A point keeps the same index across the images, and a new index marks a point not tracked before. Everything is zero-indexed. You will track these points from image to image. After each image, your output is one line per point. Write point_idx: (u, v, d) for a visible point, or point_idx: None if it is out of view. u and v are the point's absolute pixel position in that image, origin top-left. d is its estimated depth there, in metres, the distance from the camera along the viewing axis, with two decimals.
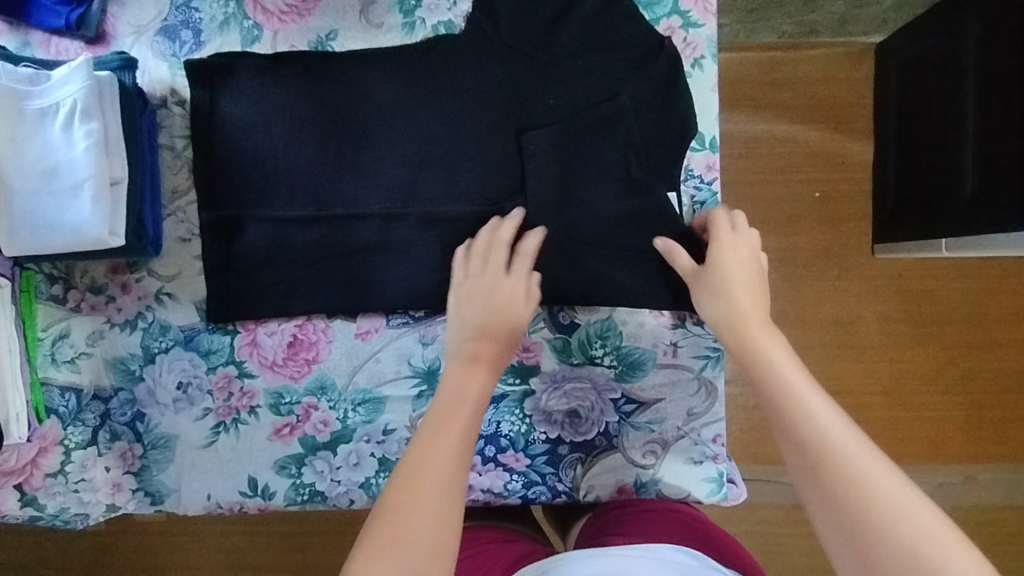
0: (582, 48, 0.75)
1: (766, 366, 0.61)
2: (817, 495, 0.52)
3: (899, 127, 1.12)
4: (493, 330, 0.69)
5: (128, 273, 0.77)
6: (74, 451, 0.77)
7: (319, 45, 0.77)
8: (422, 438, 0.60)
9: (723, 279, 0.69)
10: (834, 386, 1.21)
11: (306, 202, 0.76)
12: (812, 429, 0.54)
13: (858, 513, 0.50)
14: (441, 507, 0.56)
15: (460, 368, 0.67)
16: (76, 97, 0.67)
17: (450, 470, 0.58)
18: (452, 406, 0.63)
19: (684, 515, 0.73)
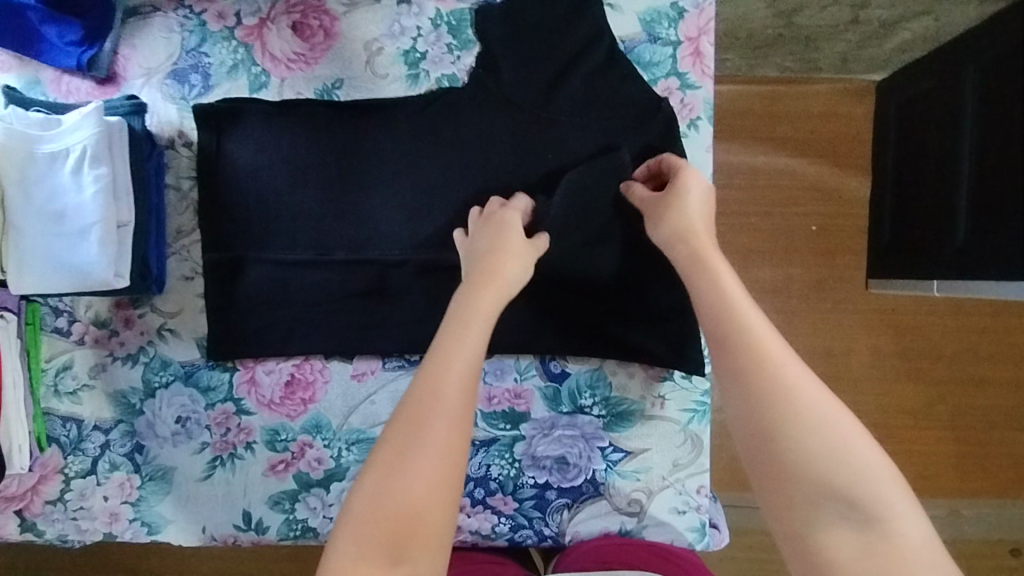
0: (582, 104, 0.77)
1: (714, 301, 0.62)
2: (750, 429, 0.57)
3: (895, 170, 1.13)
4: (497, 261, 0.67)
5: (132, 308, 0.79)
6: (73, 480, 0.79)
7: (325, 94, 0.79)
8: (428, 364, 0.59)
9: (684, 205, 0.70)
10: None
11: (310, 243, 0.78)
12: (758, 371, 0.57)
13: (785, 445, 0.54)
14: (446, 436, 0.56)
15: (473, 284, 0.66)
16: (86, 144, 0.69)
17: (458, 398, 0.57)
18: (462, 327, 0.62)
19: (662, 549, 0.77)
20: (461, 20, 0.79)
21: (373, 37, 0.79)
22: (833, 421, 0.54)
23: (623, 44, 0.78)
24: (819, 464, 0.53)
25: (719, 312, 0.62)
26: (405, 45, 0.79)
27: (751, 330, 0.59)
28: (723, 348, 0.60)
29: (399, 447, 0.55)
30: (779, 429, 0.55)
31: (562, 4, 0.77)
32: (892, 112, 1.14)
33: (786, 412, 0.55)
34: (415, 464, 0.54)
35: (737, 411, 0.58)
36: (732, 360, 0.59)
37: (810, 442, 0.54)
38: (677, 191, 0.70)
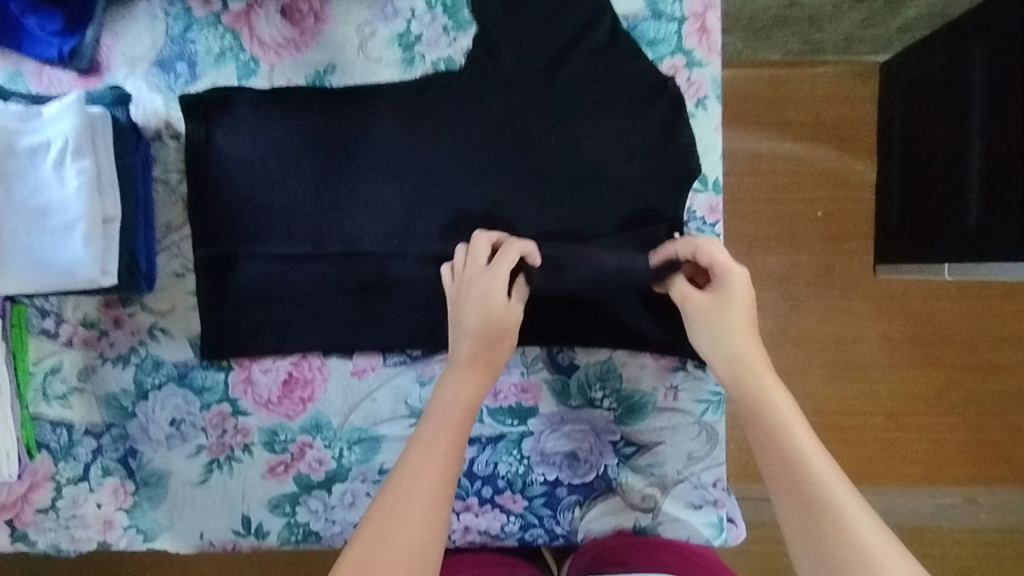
0: (584, 85, 0.74)
1: (752, 383, 0.62)
2: (796, 517, 0.55)
3: (902, 151, 1.10)
4: (488, 338, 0.66)
5: (121, 308, 0.76)
6: (65, 487, 0.76)
7: (317, 80, 0.76)
8: (408, 462, 0.59)
9: (731, 317, 0.65)
10: (836, 406, 1.20)
11: (304, 236, 0.75)
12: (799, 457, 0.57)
13: (831, 536, 0.53)
14: (418, 539, 0.54)
15: (457, 373, 0.66)
16: (68, 135, 0.66)
17: (435, 485, 0.57)
18: (444, 416, 0.62)
19: (682, 547, 0.74)
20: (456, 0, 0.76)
21: (364, 20, 0.75)
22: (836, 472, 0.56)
23: (625, 22, 0.74)
24: (861, 555, 0.51)
25: (755, 394, 0.61)
26: (398, 28, 0.75)
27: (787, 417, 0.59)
28: (760, 436, 0.60)
29: (376, 536, 0.54)
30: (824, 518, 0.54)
31: None
32: (898, 94, 1.11)
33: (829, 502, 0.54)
34: (387, 558, 0.53)
35: (779, 496, 0.57)
36: (771, 444, 0.59)
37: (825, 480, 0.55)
38: (721, 303, 0.65)
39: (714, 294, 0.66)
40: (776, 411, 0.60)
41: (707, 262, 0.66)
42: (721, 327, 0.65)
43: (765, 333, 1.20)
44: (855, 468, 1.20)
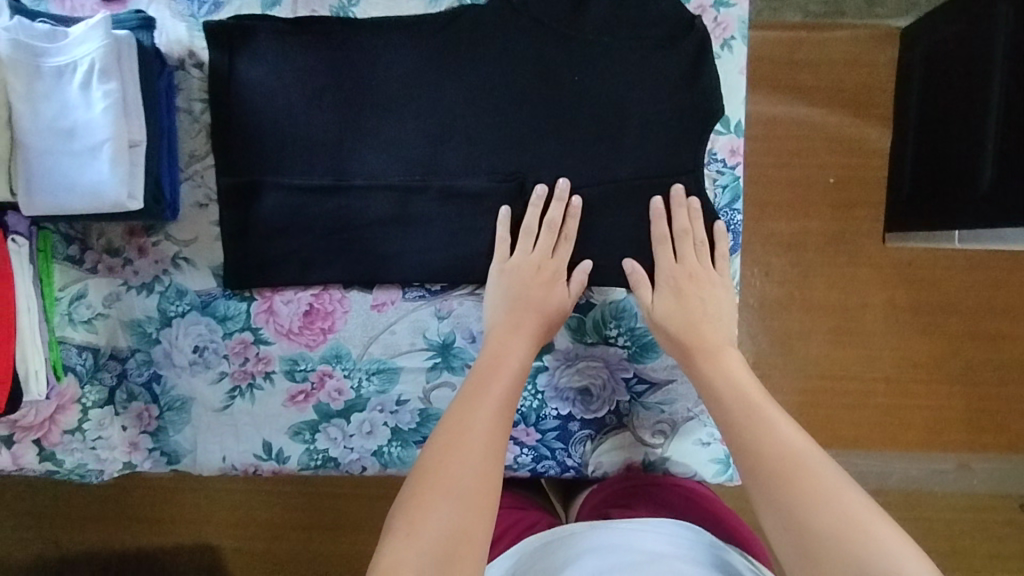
0: (609, 24, 0.73)
1: (717, 378, 0.67)
2: (764, 496, 0.57)
3: (919, 111, 1.10)
4: (536, 312, 0.72)
5: (145, 236, 0.77)
6: (91, 410, 0.78)
7: (341, 11, 0.76)
8: (462, 403, 0.65)
9: (693, 291, 0.72)
10: (837, 371, 1.22)
11: (327, 171, 0.76)
12: (764, 449, 0.60)
13: (791, 495, 0.56)
14: (480, 470, 0.60)
15: (504, 331, 0.71)
16: (94, 56, 0.66)
17: (486, 431, 0.63)
18: (489, 373, 0.68)
19: (688, 490, 0.76)
20: None
21: None
22: (791, 430, 0.61)
23: None
24: (811, 487, 0.55)
25: (721, 390, 0.66)
26: None
27: (762, 409, 0.63)
28: (729, 426, 0.64)
29: (435, 473, 0.59)
30: (791, 497, 0.56)
31: None
32: (918, 57, 1.10)
33: (797, 475, 0.57)
34: (452, 494, 0.58)
35: (750, 480, 0.59)
36: (742, 436, 0.62)
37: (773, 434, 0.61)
38: (686, 278, 0.73)
39: (685, 262, 0.73)
40: (739, 395, 0.65)
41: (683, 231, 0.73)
42: (677, 288, 0.72)
43: (770, 297, 1.21)
44: (853, 431, 1.22)
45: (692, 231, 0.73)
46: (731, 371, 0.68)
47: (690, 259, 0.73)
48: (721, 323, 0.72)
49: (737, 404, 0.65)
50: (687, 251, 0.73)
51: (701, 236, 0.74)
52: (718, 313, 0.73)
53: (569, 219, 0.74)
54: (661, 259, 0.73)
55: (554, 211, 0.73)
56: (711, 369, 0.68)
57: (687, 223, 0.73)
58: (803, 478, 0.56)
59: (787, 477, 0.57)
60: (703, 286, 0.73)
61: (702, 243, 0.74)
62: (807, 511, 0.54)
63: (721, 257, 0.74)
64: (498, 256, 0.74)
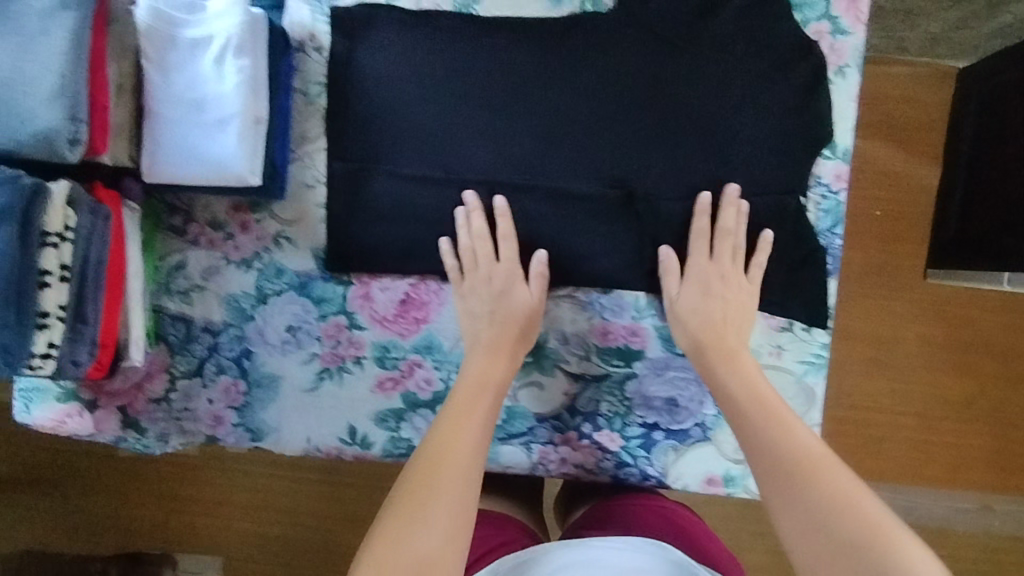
0: (731, 42, 0.73)
1: (730, 375, 0.69)
2: (783, 497, 0.59)
3: (970, 152, 1.10)
4: (507, 321, 0.74)
5: (249, 212, 0.77)
6: (180, 379, 0.79)
7: (464, 6, 0.75)
8: (444, 426, 0.67)
9: (720, 288, 0.73)
10: (875, 402, 1.22)
11: (434, 163, 0.76)
12: (780, 447, 0.62)
13: (806, 491, 0.58)
14: (456, 499, 0.62)
15: (484, 356, 0.72)
16: (232, 32, 0.66)
17: (467, 459, 0.65)
18: (468, 399, 0.69)
19: (672, 512, 0.79)
20: None
21: None
22: (800, 428, 0.63)
23: None
24: (826, 487, 0.57)
25: (742, 393, 0.68)
26: None
27: (778, 411, 0.65)
28: (748, 422, 0.65)
29: (413, 500, 0.61)
30: (806, 496, 0.58)
31: None
32: (976, 96, 1.10)
33: (815, 477, 0.58)
34: (427, 523, 0.60)
35: (765, 481, 0.61)
36: (752, 433, 0.64)
37: (781, 433, 0.63)
38: (716, 274, 0.73)
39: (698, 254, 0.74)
40: (753, 394, 0.67)
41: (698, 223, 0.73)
42: (707, 287, 0.72)
43: None
44: (892, 466, 1.22)
45: (736, 225, 0.73)
46: (754, 375, 0.69)
47: (722, 262, 0.73)
48: (740, 326, 0.73)
49: (749, 402, 0.67)
50: (698, 244, 0.74)
51: (741, 240, 0.74)
52: (738, 317, 0.73)
53: (501, 222, 0.75)
54: (695, 251, 0.74)
55: (477, 221, 0.75)
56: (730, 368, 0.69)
57: (736, 219, 0.73)
58: (815, 475, 0.59)
59: (797, 476, 0.59)
60: (731, 288, 0.73)
61: (740, 249, 0.74)
62: (828, 518, 0.56)
63: (760, 251, 0.73)
64: (454, 281, 0.76)
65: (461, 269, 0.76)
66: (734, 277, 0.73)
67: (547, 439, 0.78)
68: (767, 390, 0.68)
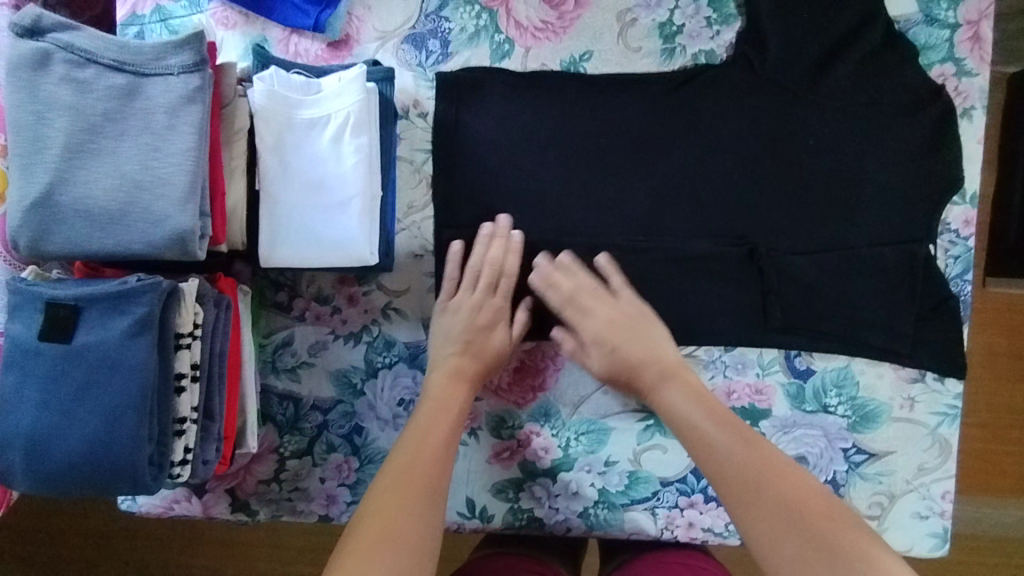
0: (852, 90, 0.71)
1: (678, 393, 0.66)
2: (750, 508, 0.56)
3: None
4: (475, 357, 0.71)
5: (357, 285, 0.75)
6: (289, 459, 0.76)
7: (572, 66, 0.74)
8: (408, 441, 0.65)
9: (609, 333, 0.70)
10: (1005, 420, 0.99)
11: (548, 227, 0.74)
12: (740, 453, 0.59)
13: (781, 499, 0.56)
14: (422, 517, 0.58)
15: (445, 380, 0.69)
16: (350, 111, 0.65)
17: (429, 474, 0.62)
18: (434, 417, 0.67)
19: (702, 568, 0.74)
20: None
21: (627, 7, 0.73)
22: (758, 438, 0.61)
23: (898, 25, 0.72)
24: (794, 491, 0.56)
25: (691, 406, 0.65)
26: (662, 17, 0.73)
27: (735, 422, 0.63)
28: (698, 436, 0.63)
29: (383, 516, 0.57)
30: (780, 505, 0.55)
31: None
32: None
33: (780, 484, 0.57)
34: (396, 540, 0.55)
35: (725, 490, 0.58)
36: (710, 444, 0.61)
37: (740, 441, 0.61)
38: (604, 325, 0.71)
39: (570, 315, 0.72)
40: (676, 407, 0.65)
41: (570, 283, 0.72)
42: (600, 341, 0.71)
43: None
44: None
45: (578, 284, 0.71)
46: (696, 386, 0.67)
47: (600, 307, 0.71)
48: (673, 353, 0.69)
49: (696, 414, 0.64)
50: (591, 303, 0.71)
51: (591, 280, 0.72)
52: (654, 334, 0.70)
53: (511, 256, 0.72)
54: (570, 316, 0.72)
55: (495, 249, 0.72)
56: (671, 384, 0.67)
57: (571, 279, 0.72)
58: (790, 483, 0.57)
59: (770, 483, 0.57)
60: (637, 315, 0.71)
61: (597, 286, 0.72)
62: (797, 516, 0.54)
63: (619, 286, 0.72)
64: (443, 295, 0.73)
65: (457, 284, 0.73)
66: (629, 307, 0.71)
67: (672, 503, 0.75)
68: (711, 401, 0.65)
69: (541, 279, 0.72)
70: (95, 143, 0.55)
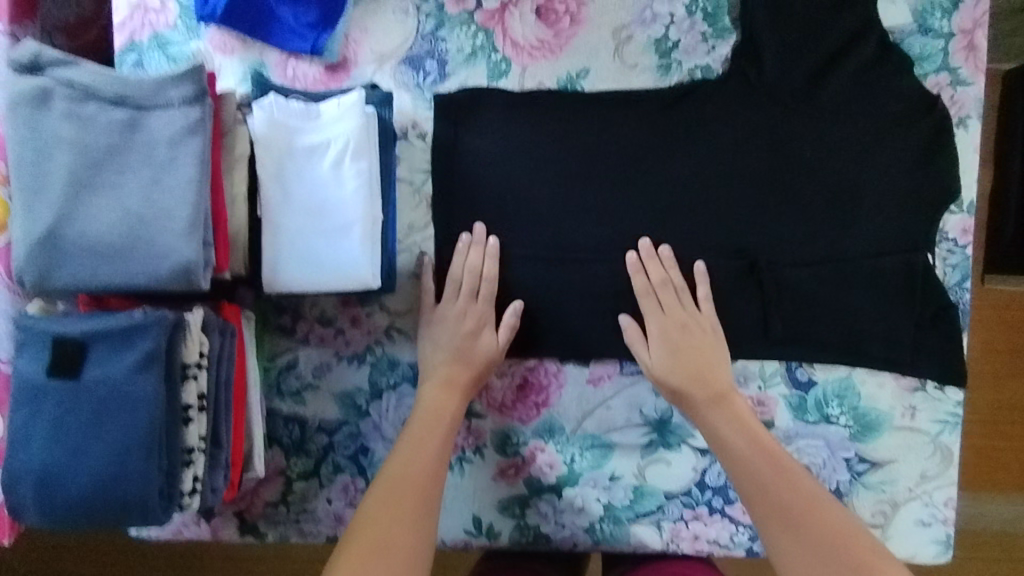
0: (848, 102, 0.72)
1: (724, 420, 0.68)
2: (789, 540, 0.60)
3: None
4: (462, 363, 0.72)
5: (360, 307, 0.76)
6: (296, 481, 0.77)
7: (569, 84, 0.74)
8: (402, 451, 0.67)
9: (682, 337, 0.71)
10: (1003, 417, 0.99)
11: (549, 245, 0.74)
12: (782, 487, 0.63)
13: (816, 535, 0.59)
14: (413, 530, 0.61)
15: (437, 388, 0.71)
16: (350, 136, 0.65)
17: (421, 486, 0.64)
18: (427, 427, 0.69)
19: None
20: (717, 7, 0.73)
21: (623, 24, 0.74)
22: (799, 472, 0.64)
23: (893, 36, 0.72)
24: (830, 528, 0.59)
25: (735, 435, 0.67)
26: (657, 32, 0.74)
27: (777, 454, 0.66)
28: (742, 464, 0.66)
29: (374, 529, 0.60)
30: (815, 541, 0.59)
31: None
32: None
33: (815, 519, 0.60)
34: (387, 552, 0.58)
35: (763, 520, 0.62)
36: (751, 474, 0.65)
37: (778, 474, 0.64)
38: (676, 325, 0.71)
39: (652, 311, 0.72)
40: (720, 433, 0.68)
41: (656, 281, 0.72)
42: (670, 343, 0.71)
43: None
44: None
45: (668, 279, 0.72)
46: (742, 413, 0.69)
47: (676, 308, 0.72)
48: (723, 374, 0.71)
49: (740, 443, 0.67)
50: (670, 300, 0.72)
51: (679, 282, 0.72)
52: (715, 355, 0.71)
53: (488, 261, 0.73)
54: (646, 309, 0.72)
55: (473, 256, 0.73)
56: (717, 409, 0.69)
57: (663, 274, 0.72)
58: (827, 520, 0.60)
59: (806, 519, 0.60)
60: (705, 326, 0.72)
61: (684, 291, 0.72)
62: (828, 552, 0.58)
63: (704, 299, 0.72)
64: (429, 304, 0.74)
65: (444, 291, 0.74)
66: (703, 316, 0.72)
67: (677, 516, 0.76)
68: (757, 431, 0.68)
69: (633, 266, 0.72)
70: (97, 178, 0.55)
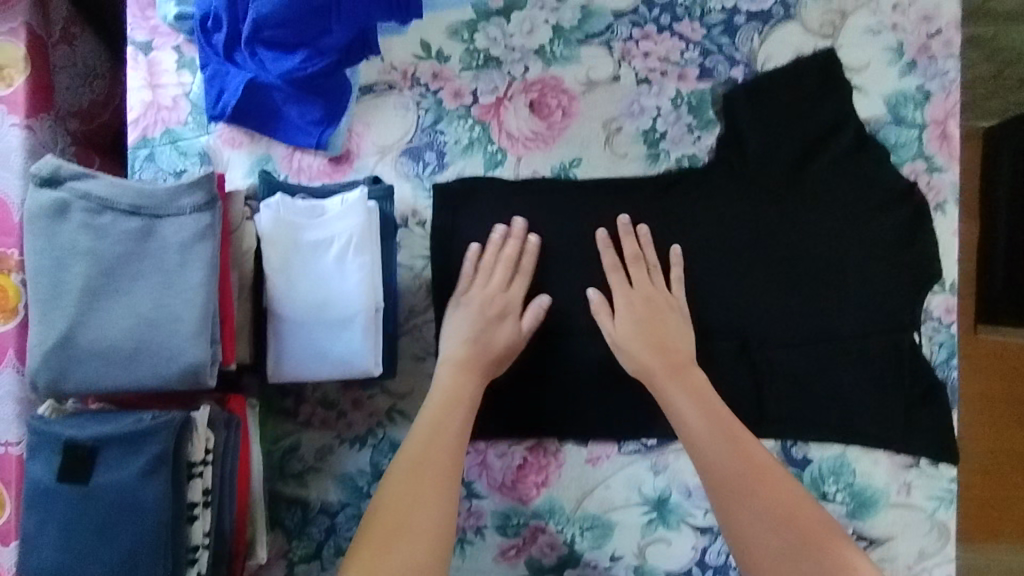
0: (828, 189, 0.75)
1: (682, 391, 0.69)
2: (747, 512, 0.62)
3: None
4: (482, 349, 0.72)
5: (362, 390, 0.77)
6: (298, 564, 0.77)
7: (562, 172, 0.78)
8: (418, 436, 0.67)
9: (650, 310, 0.73)
10: None
11: (545, 327, 0.76)
12: (735, 459, 0.64)
13: (771, 508, 0.61)
14: (436, 513, 0.62)
15: (455, 371, 0.71)
16: (353, 231, 0.68)
17: (443, 472, 0.64)
18: (444, 410, 0.68)
19: None
20: (702, 101, 0.77)
21: (612, 116, 0.78)
22: (753, 443, 0.66)
23: (868, 126, 0.76)
24: (783, 501, 0.62)
25: (695, 404, 0.68)
26: (645, 124, 0.77)
27: (731, 425, 0.67)
28: (698, 435, 0.66)
29: (393, 514, 0.61)
30: (772, 513, 0.61)
31: (810, 82, 0.75)
32: None
33: (765, 489, 0.62)
34: (407, 538, 0.59)
35: (720, 491, 0.64)
36: (705, 446, 0.66)
37: (732, 445, 0.65)
38: (644, 298, 0.73)
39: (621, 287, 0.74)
40: (676, 404, 0.68)
41: (632, 257, 0.75)
42: (638, 320, 0.72)
43: None
44: None
45: (641, 255, 0.75)
46: (699, 381, 0.70)
47: (645, 281, 0.74)
48: (682, 345, 0.72)
49: (693, 415, 0.67)
50: (639, 273, 0.74)
51: (652, 258, 0.75)
52: (676, 328, 0.73)
53: (523, 257, 0.75)
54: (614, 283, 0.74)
55: (508, 248, 0.75)
56: (677, 381, 0.69)
57: (636, 249, 0.75)
58: (779, 493, 0.62)
59: (759, 492, 0.62)
60: (673, 303, 0.74)
61: (655, 266, 0.75)
62: (785, 522, 0.60)
63: (677, 278, 0.75)
64: (456, 291, 0.75)
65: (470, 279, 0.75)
66: (674, 294, 0.74)
67: None
68: (714, 402, 0.68)
69: (606, 244, 0.75)
70: (111, 286, 0.58)
